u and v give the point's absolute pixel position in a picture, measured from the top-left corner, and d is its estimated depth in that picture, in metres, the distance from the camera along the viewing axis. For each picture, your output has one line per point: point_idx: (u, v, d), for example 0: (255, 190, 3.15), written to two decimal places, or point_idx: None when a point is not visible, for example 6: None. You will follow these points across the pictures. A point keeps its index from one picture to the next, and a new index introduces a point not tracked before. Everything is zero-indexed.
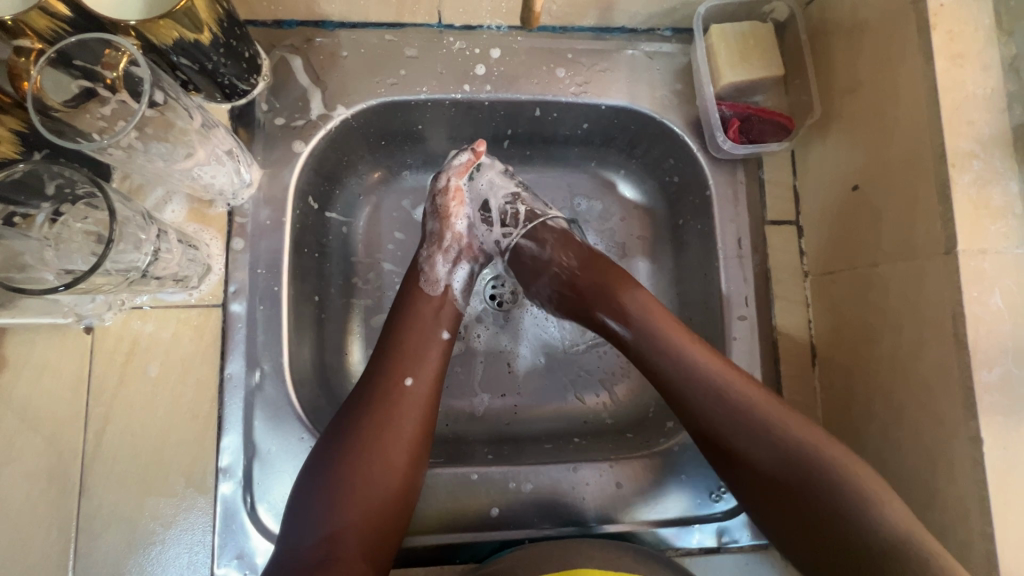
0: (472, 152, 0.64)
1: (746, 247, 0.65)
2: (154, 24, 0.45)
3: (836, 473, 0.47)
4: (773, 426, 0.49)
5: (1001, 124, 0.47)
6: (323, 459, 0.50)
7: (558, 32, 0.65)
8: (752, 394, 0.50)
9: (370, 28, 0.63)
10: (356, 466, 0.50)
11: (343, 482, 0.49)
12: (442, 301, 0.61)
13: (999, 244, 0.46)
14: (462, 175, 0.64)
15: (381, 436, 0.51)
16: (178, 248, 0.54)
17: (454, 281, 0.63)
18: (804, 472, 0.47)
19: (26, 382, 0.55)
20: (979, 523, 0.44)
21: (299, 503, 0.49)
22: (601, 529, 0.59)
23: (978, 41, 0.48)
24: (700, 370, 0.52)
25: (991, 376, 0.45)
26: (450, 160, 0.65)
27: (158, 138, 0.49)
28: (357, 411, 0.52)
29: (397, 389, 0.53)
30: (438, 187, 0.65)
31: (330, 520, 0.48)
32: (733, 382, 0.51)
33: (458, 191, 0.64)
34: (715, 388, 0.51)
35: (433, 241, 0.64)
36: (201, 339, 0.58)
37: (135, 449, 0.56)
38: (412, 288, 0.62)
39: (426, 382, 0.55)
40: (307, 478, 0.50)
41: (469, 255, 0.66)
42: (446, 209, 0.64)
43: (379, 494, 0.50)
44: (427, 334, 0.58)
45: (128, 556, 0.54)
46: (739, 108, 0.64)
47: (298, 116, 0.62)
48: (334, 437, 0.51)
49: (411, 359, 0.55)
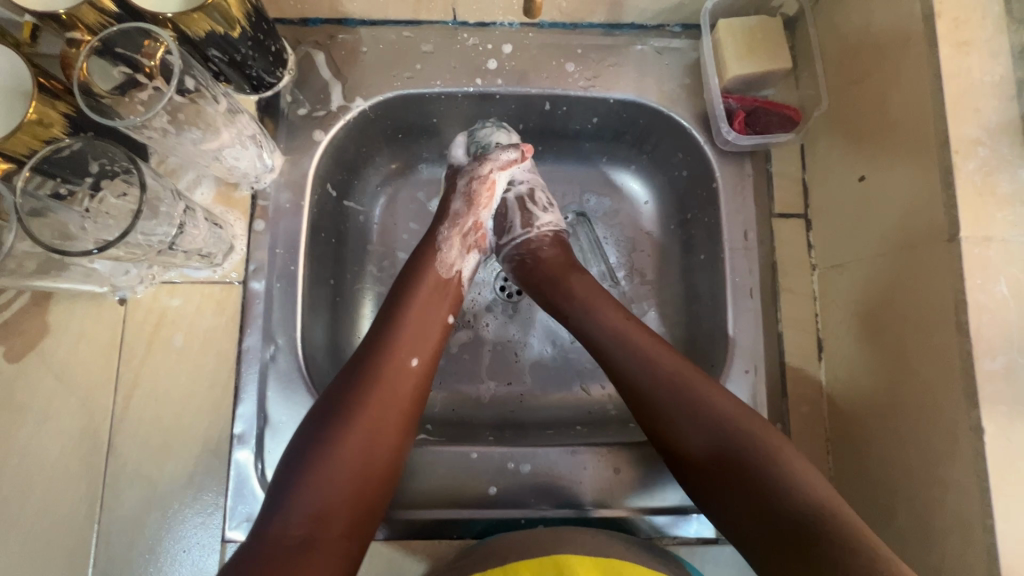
0: (520, 153, 0.65)
1: (752, 239, 0.65)
2: (190, 16, 0.50)
3: (738, 436, 0.50)
4: (716, 414, 0.52)
5: (1008, 111, 0.47)
6: (315, 432, 0.51)
7: (569, 28, 0.67)
8: (700, 386, 0.53)
9: (389, 25, 0.67)
10: (352, 445, 0.51)
11: (337, 460, 0.50)
12: (449, 286, 0.62)
13: (1005, 232, 0.45)
14: (503, 171, 0.66)
15: (382, 414, 0.53)
16: (205, 226, 0.58)
17: (464, 266, 0.64)
18: (740, 453, 0.50)
19: (64, 348, 0.60)
20: (980, 516, 0.43)
21: (286, 478, 0.50)
22: (597, 512, 0.60)
23: (985, 29, 0.47)
24: (652, 362, 0.55)
25: (994, 365, 0.44)
26: (496, 151, 0.66)
27: (189, 123, 0.53)
28: (355, 389, 0.53)
29: (402, 369, 0.55)
30: (477, 174, 0.66)
31: (318, 499, 0.49)
32: (681, 372, 0.54)
33: (492, 185, 0.66)
34: (665, 376, 0.54)
35: (456, 223, 0.65)
36: (223, 313, 0.62)
37: (159, 413, 0.60)
38: (424, 263, 0.62)
39: (428, 364, 0.57)
40: (298, 453, 0.51)
41: (479, 246, 0.67)
42: (478, 197, 0.66)
43: (370, 471, 0.51)
44: (432, 317, 0.59)
45: (148, 511, 0.58)
46: (747, 101, 0.65)
47: (320, 107, 0.65)
48: (330, 410, 0.52)
49: (417, 340, 0.57)
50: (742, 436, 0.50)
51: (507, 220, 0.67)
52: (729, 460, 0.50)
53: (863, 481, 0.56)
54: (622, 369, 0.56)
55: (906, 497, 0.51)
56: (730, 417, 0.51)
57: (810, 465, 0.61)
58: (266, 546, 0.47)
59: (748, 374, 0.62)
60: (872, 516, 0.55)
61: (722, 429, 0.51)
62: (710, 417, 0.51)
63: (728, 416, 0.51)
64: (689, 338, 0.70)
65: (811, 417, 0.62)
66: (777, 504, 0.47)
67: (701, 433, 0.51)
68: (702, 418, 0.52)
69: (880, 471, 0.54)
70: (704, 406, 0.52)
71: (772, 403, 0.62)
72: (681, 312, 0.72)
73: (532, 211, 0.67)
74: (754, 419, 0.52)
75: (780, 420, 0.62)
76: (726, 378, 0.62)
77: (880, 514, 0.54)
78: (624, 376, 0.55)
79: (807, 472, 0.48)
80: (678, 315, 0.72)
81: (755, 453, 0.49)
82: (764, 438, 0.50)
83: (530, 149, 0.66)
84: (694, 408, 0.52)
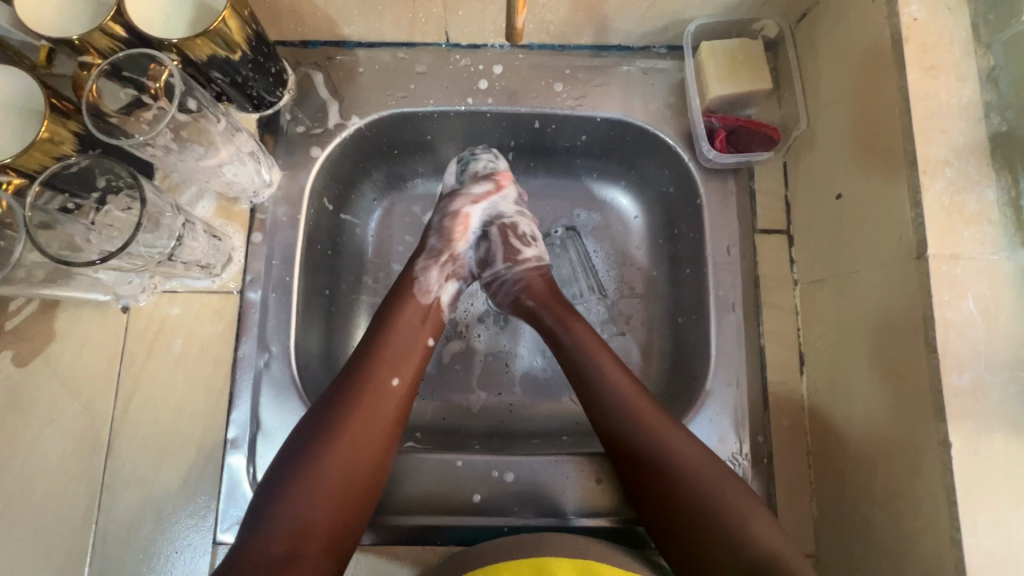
0: (495, 183, 0.69)
1: (735, 254, 0.66)
2: (194, 42, 0.52)
3: (695, 478, 0.53)
4: (674, 452, 0.55)
5: (974, 133, 0.48)
6: (297, 451, 0.53)
7: (557, 49, 0.70)
8: (666, 430, 0.56)
9: (385, 47, 0.70)
10: (334, 462, 0.53)
11: (319, 476, 0.52)
12: (428, 312, 0.64)
13: (972, 250, 0.46)
14: (477, 203, 0.69)
15: (361, 433, 0.55)
16: (204, 238, 0.61)
17: (443, 294, 0.66)
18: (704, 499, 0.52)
19: (68, 354, 0.62)
20: (948, 530, 0.44)
21: (269, 493, 0.52)
22: (579, 521, 0.61)
23: (953, 54, 0.49)
24: (622, 404, 0.57)
25: (961, 380, 0.45)
26: (470, 185, 0.69)
27: (191, 141, 0.56)
28: (338, 406, 0.55)
29: (385, 389, 0.57)
30: (449, 210, 0.69)
31: (300, 515, 0.51)
32: (652, 415, 0.57)
33: (467, 218, 0.69)
34: (636, 412, 0.57)
35: (433, 256, 0.67)
36: (220, 322, 0.64)
37: (157, 417, 0.62)
38: (403, 293, 0.64)
39: (409, 384, 0.59)
40: (280, 470, 0.53)
41: (460, 275, 0.68)
42: (453, 232, 0.68)
43: (351, 487, 0.53)
44: (413, 338, 0.61)
45: (142, 512, 0.60)
46: (729, 120, 0.67)
47: (317, 125, 0.68)
48: (312, 429, 0.54)
49: (398, 360, 0.59)
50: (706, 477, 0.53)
51: (489, 253, 0.69)
52: (689, 498, 0.53)
53: (841, 495, 0.56)
54: (598, 401, 0.58)
55: (881, 510, 0.51)
56: (690, 462, 0.54)
57: (790, 477, 0.61)
58: (249, 561, 0.49)
59: (730, 387, 0.63)
60: (850, 529, 0.55)
61: (690, 468, 0.54)
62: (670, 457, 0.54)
63: (693, 462, 0.54)
64: (674, 350, 0.71)
65: (792, 431, 0.62)
66: (729, 542, 0.51)
67: (661, 469, 0.54)
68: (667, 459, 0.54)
69: (858, 484, 0.54)
70: (665, 446, 0.55)
71: (753, 416, 0.63)
72: (667, 325, 0.73)
73: (514, 245, 0.68)
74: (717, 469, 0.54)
75: (761, 433, 0.62)
76: (707, 391, 0.63)
77: (856, 526, 0.54)
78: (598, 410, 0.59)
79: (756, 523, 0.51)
80: (664, 328, 0.73)
81: (709, 497, 0.53)
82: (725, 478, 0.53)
83: (506, 178, 0.70)
84: (660, 451, 0.55)
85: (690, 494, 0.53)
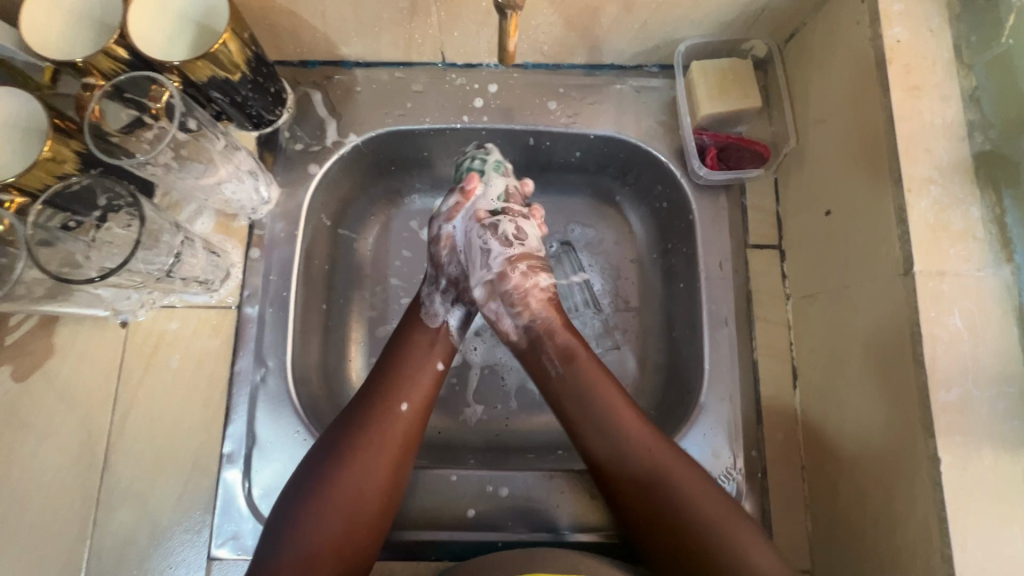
0: (462, 193, 0.67)
1: (728, 269, 0.67)
2: (194, 64, 0.53)
3: (692, 509, 0.53)
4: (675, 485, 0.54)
5: (958, 152, 0.49)
6: (309, 474, 0.54)
7: (551, 69, 0.71)
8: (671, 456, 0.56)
9: (383, 66, 0.71)
10: (345, 487, 0.53)
11: (329, 502, 0.53)
12: (436, 337, 0.63)
13: (958, 267, 0.47)
14: (452, 217, 0.67)
15: (372, 458, 0.55)
16: (203, 254, 0.62)
17: (451, 318, 0.66)
18: (700, 536, 0.52)
19: (66, 368, 0.63)
20: (939, 546, 0.44)
21: (278, 520, 0.52)
22: (574, 537, 0.61)
23: (936, 75, 0.50)
24: (623, 431, 0.57)
25: (949, 396, 0.45)
26: (442, 208, 0.68)
27: (192, 159, 0.58)
28: (350, 434, 0.56)
29: (394, 414, 0.57)
30: (433, 236, 0.67)
31: (312, 538, 0.51)
32: (651, 443, 0.56)
33: (448, 237, 0.66)
34: (634, 446, 0.56)
35: (434, 282, 0.67)
36: (218, 336, 0.65)
37: (154, 431, 0.62)
38: (411, 321, 0.65)
39: (420, 408, 0.59)
40: (291, 494, 0.53)
41: (466, 297, 0.67)
42: (437, 257, 0.66)
43: (360, 511, 0.53)
44: (423, 361, 0.61)
45: (136, 528, 0.60)
46: (720, 137, 0.68)
47: (315, 143, 0.70)
48: (325, 454, 0.55)
49: (409, 384, 0.59)
50: (701, 512, 0.53)
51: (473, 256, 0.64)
52: (693, 532, 0.53)
53: (835, 510, 0.57)
54: (591, 437, 0.58)
55: (874, 525, 0.52)
56: (691, 492, 0.54)
57: (785, 492, 0.61)
58: None
59: (724, 403, 0.64)
60: (846, 544, 0.55)
61: (689, 501, 0.54)
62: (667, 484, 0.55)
63: (693, 494, 0.54)
64: (668, 365, 0.72)
65: (786, 445, 0.63)
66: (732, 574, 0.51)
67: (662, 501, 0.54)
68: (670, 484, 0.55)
69: (852, 498, 0.54)
70: (663, 478, 0.55)
71: (748, 431, 0.63)
72: (662, 339, 0.73)
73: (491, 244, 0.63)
74: (717, 496, 0.54)
75: (755, 447, 0.63)
76: (701, 406, 0.64)
77: (852, 542, 0.54)
78: (595, 445, 0.58)
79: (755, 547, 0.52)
80: (658, 342, 0.73)
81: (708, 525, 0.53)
82: (717, 513, 0.53)
83: (472, 181, 0.66)
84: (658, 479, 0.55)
85: (690, 528, 0.53)
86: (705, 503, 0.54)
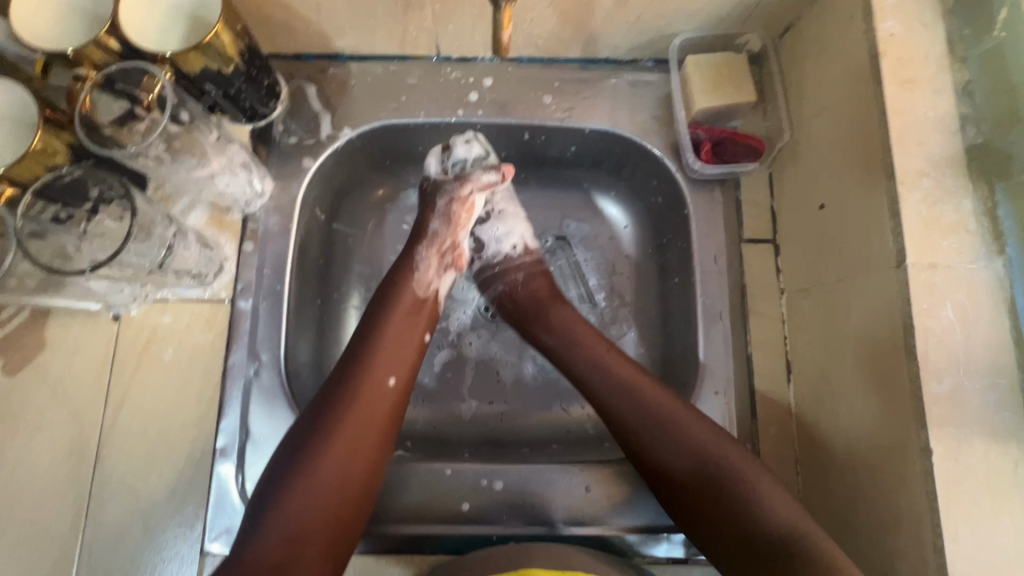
0: (501, 174, 0.69)
1: (722, 263, 0.67)
2: (187, 55, 0.52)
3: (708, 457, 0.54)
4: (688, 437, 0.54)
5: (951, 145, 0.49)
6: (293, 452, 0.53)
7: (547, 63, 0.71)
8: (688, 413, 0.56)
9: (377, 60, 0.71)
10: (329, 464, 0.52)
11: (314, 480, 0.52)
12: (426, 303, 0.64)
13: (950, 259, 0.47)
14: (482, 192, 0.70)
15: (357, 434, 0.54)
16: (196, 248, 0.62)
17: (442, 283, 0.66)
18: (715, 485, 0.53)
19: (58, 362, 0.62)
20: (931, 536, 0.44)
21: (262, 502, 0.51)
22: (569, 530, 0.61)
23: (929, 68, 0.50)
24: (636, 382, 0.58)
25: (941, 388, 0.45)
26: (477, 174, 0.69)
27: (184, 151, 0.57)
28: (333, 407, 0.55)
29: (379, 389, 0.56)
30: (457, 195, 0.69)
31: (295, 521, 0.51)
32: (664, 394, 0.57)
33: (471, 206, 0.70)
34: (645, 399, 0.57)
35: (434, 240, 0.67)
36: (211, 330, 0.65)
37: (146, 425, 0.62)
38: (399, 282, 0.63)
39: (403, 383, 0.58)
40: (274, 475, 0.52)
41: (457, 263, 0.69)
42: (457, 217, 0.69)
43: (347, 488, 0.53)
44: (407, 335, 0.60)
45: (129, 522, 0.60)
46: (715, 131, 0.68)
47: (309, 136, 0.69)
48: (307, 431, 0.54)
49: (392, 359, 0.58)
50: (716, 460, 0.53)
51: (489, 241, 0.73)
52: (708, 481, 0.53)
53: (827, 503, 0.57)
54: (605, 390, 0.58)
55: (867, 516, 0.52)
56: (705, 442, 0.54)
57: (779, 485, 0.62)
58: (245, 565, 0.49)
59: (718, 396, 0.64)
60: (838, 536, 0.55)
61: (704, 452, 0.54)
62: (682, 433, 0.55)
63: (707, 443, 0.54)
64: (663, 359, 0.72)
65: (779, 438, 0.63)
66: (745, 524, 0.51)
67: (678, 451, 0.54)
68: (686, 442, 0.54)
69: (845, 490, 0.55)
70: (678, 428, 0.55)
71: (741, 424, 0.63)
72: (657, 333, 0.73)
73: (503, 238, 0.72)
74: (732, 445, 0.54)
75: (750, 441, 0.63)
76: (696, 399, 0.64)
77: (845, 534, 0.54)
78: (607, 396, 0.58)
79: (774, 497, 0.51)
80: (653, 337, 0.74)
81: (722, 472, 0.53)
82: (735, 462, 0.53)
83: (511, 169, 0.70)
84: (672, 430, 0.55)
85: (707, 476, 0.53)
86: (723, 450, 0.54)
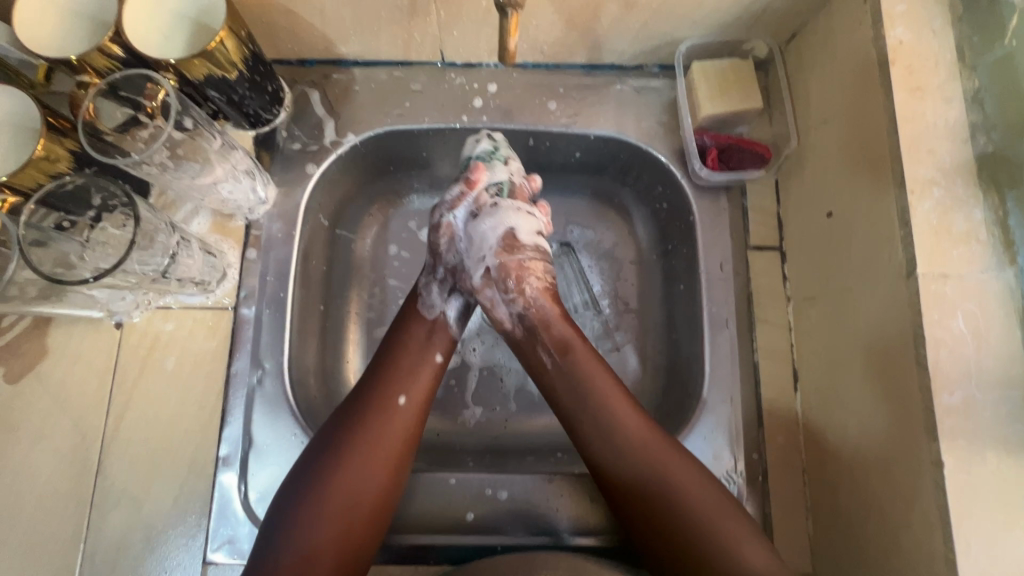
0: (467, 183, 0.66)
1: (728, 271, 0.67)
2: (190, 62, 0.52)
3: (686, 505, 0.53)
4: (667, 480, 0.54)
5: (962, 153, 0.49)
6: (307, 469, 0.53)
7: (551, 69, 0.71)
8: (668, 454, 0.55)
9: (381, 65, 0.70)
10: (343, 482, 0.53)
11: (326, 498, 0.52)
12: (434, 326, 0.63)
13: (961, 270, 0.47)
14: (456, 207, 0.66)
15: (371, 454, 0.54)
16: (199, 255, 0.61)
17: (449, 308, 0.65)
18: (692, 533, 0.52)
19: (60, 370, 0.62)
20: (943, 550, 0.44)
21: (277, 518, 0.51)
22: (574, 540, 0.60)
23: (938, 76, 0.50)
24: (617, 418, 0.56)
25: (953, 400, 0.45)
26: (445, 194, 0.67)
27: (187, 158, 0.57)
28: (346, 427, 0.55)
29: (391, 408, 0.56)
30: (434, 223, 0.66)
31: (305, 544, 0.50)
32: (644, 432, 0.56)
33: (449, 226, 0.65)
34: (626, 436, 0.55)
35: (430, 272, 0.66)
36: (214, 338, 0.64)
37: (149, 433, 0.62)
38: (407, 311, 0.64)
39: (417, 404, 0.58)
40: (289, 491, 0.53)
41: (462, 288, 0.66)
42: (437, 245, 0.66)
43: (357, 507, 0.53)
44: (419, 355, 0.60)
45: (131, 531, 0.59)
46: (721, 138, 0.68)
47: (313, 142, 0.69)
48: (322, 448, 0.54)
49: (407, 378, 0.58)
50: (694, 509, 0.52)
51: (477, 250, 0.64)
52: (685, 530, 0.52)
53: (836, 513, 0.56)
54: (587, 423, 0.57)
55: (877, 527, 0.51)
56: (684, 487, 0.53)
57: (786, 494, 0.61)
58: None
59: (725, 405, 0.63)
60: (848, 546, 0.55)
61: (679, 499, 0.53)
62: (660, 476, 0.54)
63: (688, 488, 0.53)
64: (668, 366, 0.71)
65: (786, 448, 0.62)
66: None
67: (653, 495, 0.53)
68: (665, 485, 0.53)
69: (854, 500, 0.54)
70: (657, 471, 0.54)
71: (748, 433, 0.63)
72: (662, 340, 0.73)
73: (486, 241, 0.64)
74: (711, 492, 0.53)
75: (756, 450, 0.62)
76: (702, 408, 0.63)
77: (855, 545, 0.54)
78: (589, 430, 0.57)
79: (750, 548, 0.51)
80: (658, 344, 0.73)
81: (699, 519, 0.52)
82: (710, 509, 0.52)
83: (478, 172, 0.65)
84: (653, 470, 0.54)
85: (684, 523, 0.52)
86: (703, 497, 0.53)
